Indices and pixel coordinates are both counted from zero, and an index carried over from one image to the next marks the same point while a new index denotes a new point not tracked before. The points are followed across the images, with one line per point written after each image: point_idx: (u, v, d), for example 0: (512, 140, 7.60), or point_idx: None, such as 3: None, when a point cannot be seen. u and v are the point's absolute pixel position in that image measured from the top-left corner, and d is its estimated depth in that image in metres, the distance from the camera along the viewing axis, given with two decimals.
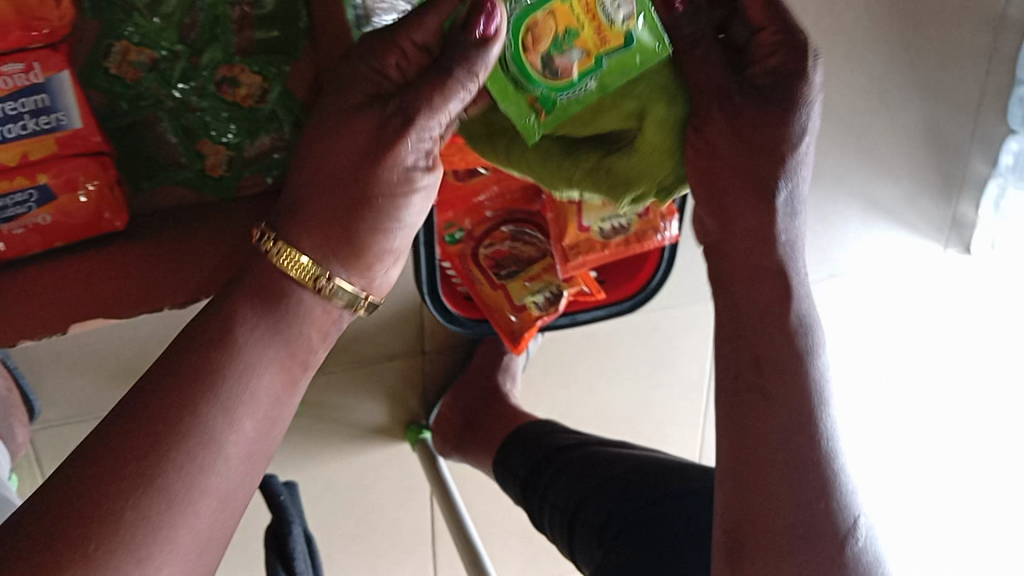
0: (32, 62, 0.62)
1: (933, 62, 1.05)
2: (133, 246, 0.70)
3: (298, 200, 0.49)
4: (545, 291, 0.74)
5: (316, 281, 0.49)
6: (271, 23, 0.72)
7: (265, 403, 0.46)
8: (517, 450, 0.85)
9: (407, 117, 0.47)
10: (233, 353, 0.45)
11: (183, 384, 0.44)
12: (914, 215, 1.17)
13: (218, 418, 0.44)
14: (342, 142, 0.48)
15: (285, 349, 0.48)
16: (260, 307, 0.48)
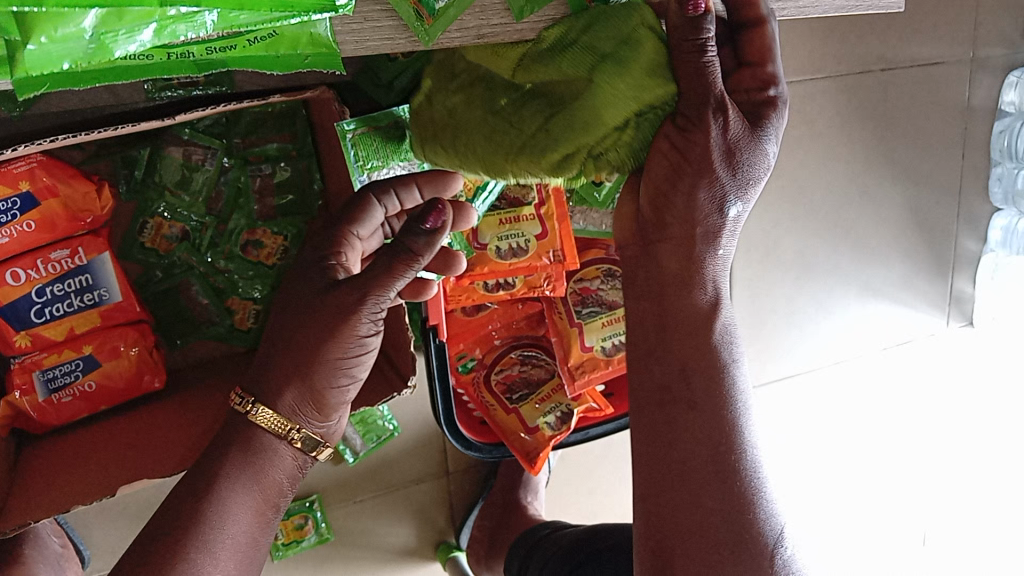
0: (76, 247, 0.70)
1: (910, 152, 1.12)
2: (160, 408, 0.75)
3: (268, 367, 0.60)
4: (556, 410, 0.79)
5: (284, 429, 0.59)
6: (287, 188, 0.79)
7: (242, 534, 0.56)
8: (516, 543, 0.92)
9: (361, 295, 0.57)
10: (216, 497, 0.55)
11: (183, 521, 0.54)
12: (915, 295, 1.21)
13: (204, 550, 0.53)
14: (311, 322, 0.58)
15: (259, 491, 0.58)
16: (240, 457, 0.57)
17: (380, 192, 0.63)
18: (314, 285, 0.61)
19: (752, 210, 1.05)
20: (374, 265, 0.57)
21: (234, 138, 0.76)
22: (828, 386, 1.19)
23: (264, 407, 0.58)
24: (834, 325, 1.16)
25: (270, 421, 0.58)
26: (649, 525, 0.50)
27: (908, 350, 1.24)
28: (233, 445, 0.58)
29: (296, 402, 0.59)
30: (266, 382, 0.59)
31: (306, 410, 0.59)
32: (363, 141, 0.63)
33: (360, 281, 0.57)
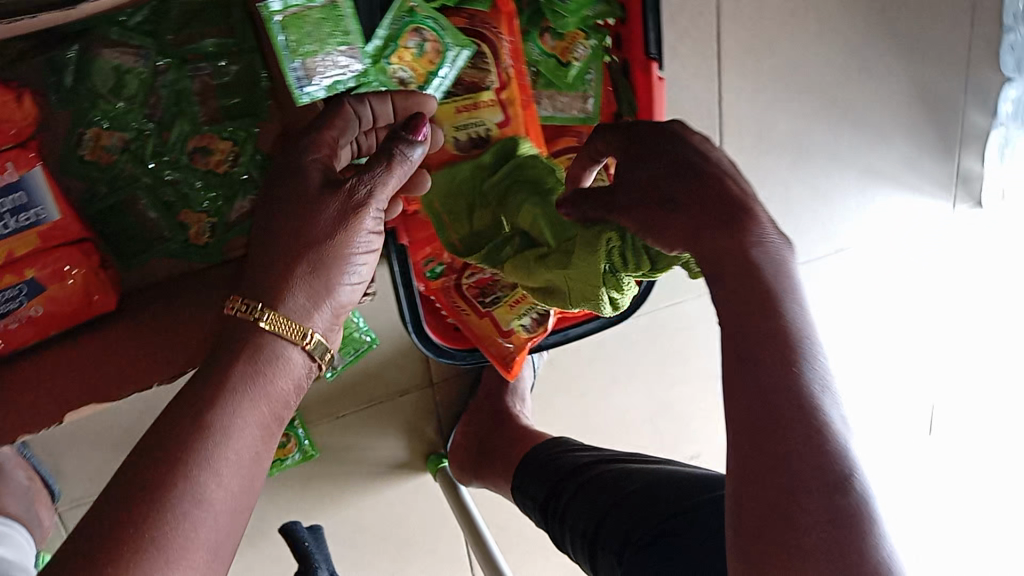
0: (5, 163, 0.64)
1: (915, 20, 1.03)
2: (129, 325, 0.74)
3: (262, 271, 0.53)
4: (530, 313, 0.74)
5: (297, 336, 0.53)
6: (233, 90, 0.74)
7: (248, 451, 0.49)
8: (532, 473, 0.83)
9: (364, 194, 0.55)
10: (217, 407, 0.48)
11: (184, 432, 0.47)
12: (919, 177, 1.14)
13: (210, 461, 0.46)
14: (308, 220, 0.53)
15: (267, 403, 0.51)
16: (247, 365, 0.51)
17: (356, 103, 0.59)
18: (301, 183, 0.54)
19: (743, 92, 0.97)
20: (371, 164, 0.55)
21: (167, 36, 0.70)
22: (826, 277, 1.15)
23: (275, 312, 0.52)
24: (833, 212, 1.11)
25: (285, 326, 0.52)
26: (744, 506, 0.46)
27: (912, 235, 1.18)
28: (239, 353, 0.51)
29: (307, 302, 0.53)
30: (267, 287, 0.53)
31: (318, 310, 0.54)
32: (297, 23, 0.56)
33: (360, 179, 0.54)
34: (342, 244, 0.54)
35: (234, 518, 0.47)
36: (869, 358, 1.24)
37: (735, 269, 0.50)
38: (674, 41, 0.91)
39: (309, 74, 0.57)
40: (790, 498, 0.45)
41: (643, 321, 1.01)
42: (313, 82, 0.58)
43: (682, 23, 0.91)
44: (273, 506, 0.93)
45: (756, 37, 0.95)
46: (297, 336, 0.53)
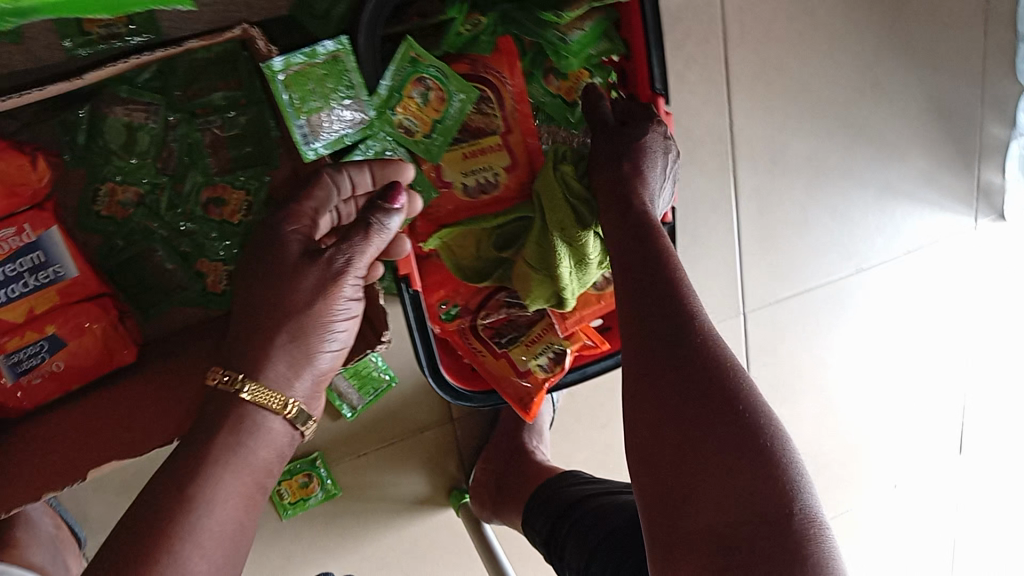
0: (22, 225, 0.66)
1: (927, 35, 1.02)
2: (137, 379, 0.74)
3: (243, 344, 0.56)
4: (548, 351, 0.75)
5: (279, 404, 0.55)
6: (243, 140, 0.74)
7: (229, 522, 0.51)
8: (537, 507, 0.83)
9: (342, 263, 0.56)
10: (201, 479, 0.51)
11: (166, 507, 0.49)
12: (938, 191, 1.13)
13: (190, 535, 0.49)
14: (286, 291, 0.55)
15: (248, 472, 0.53)
16: (229, 436, 0.53)
17: (335, 172, 0.59)
18: (279, 254, 0.56)
19: (754, 115, 0.97)
20: (348, 233, 0.57)
21: (175, 91, 0.70)
22: (848, 297, 1.13)
23: (255, 383, 0.54)
24: (852, 232, 1.09)
25: (265, 396, 0.54)
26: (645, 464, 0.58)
27: (934, 251, 1.16)
28: (220, 425, 0.53)
29: (287, 371, 0.55)
30: (246, 359, 0.55)
31: (298, 377, 0.56)
32: (300, 81, 0.57)
33: (337, 249, 0.56)
34: (319, 312, 0.55)
35: None
36: (895, 376, 1.22)
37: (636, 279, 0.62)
38: (681, 68, 0.91)
39: (314, 130, 0.59)
40: (698, 490, 0.54)
41: None
42: (319, 137, 0.59)
43: (688, 51, 0.91)
44: (296, 546, 0.93)
45: (764, 60, 0.95)
46: (279, 404, 0.55)
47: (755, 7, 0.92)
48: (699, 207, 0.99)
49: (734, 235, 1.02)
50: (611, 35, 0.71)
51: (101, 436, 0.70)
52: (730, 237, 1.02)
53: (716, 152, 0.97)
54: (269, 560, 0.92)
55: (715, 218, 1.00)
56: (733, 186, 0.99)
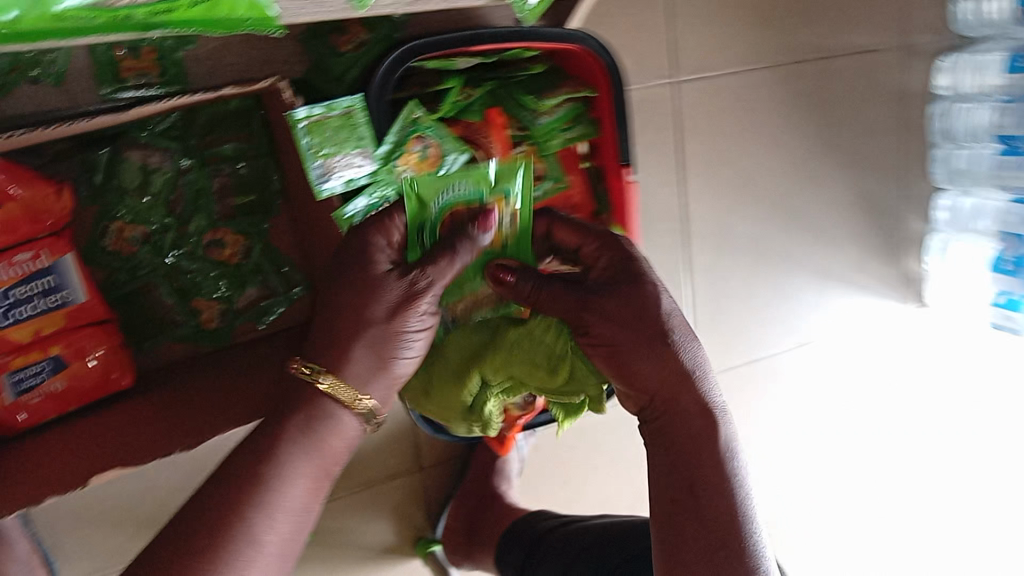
0: (40, 250, 0.71)
1: (854, 139, 1.17)
2: (148, 400, 0.77)
3: (320, 343, 0.59)
4: (524, 391, 0.80)
5: (350, 399, 0.59)
6: (247, 188, 0.82)
7: (297, 501, 0.58)
8: (512, 539, 0.93)
9: (422, 282, 0.60)
10: (275, 463, 0.57)
11: (240, 486, 0.56)
12: (867, 277, 1.25)
13: (258, 515, 0.56)
14: (366, 300, 0.58)
15: (319, 455, 0.58)
16: (303, 421, 0.58)
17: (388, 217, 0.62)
18: (367, 263, 0.59)
19: (704, 199, 1.08)
20: (434, 259, 0.60)
21: (192, 139, 0.79)
22: (791, 370, 1.23)
23: (332, 378, 0.58)
24: (794, 309, 1.20)
25: (336, 390, 0.59)
26: (667, 490, 0.63)
27: (867, 332, 1.27)
28: (299, 410, 0.58)
29: (363, 373, 0.59)
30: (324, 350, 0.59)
31: (375, 379, 0.60)
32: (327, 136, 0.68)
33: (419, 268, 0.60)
34: (401, 327, 0.59)
35: (280, 558, 0.57)
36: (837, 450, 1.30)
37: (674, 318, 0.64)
38: (641, 152, 1.02)
39: (328, 169, 0.68)
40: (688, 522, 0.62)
41: (620, 409, 1.08)
42: (331, 176, 0.68)
43: (647, 137, 1.01)
44: None
45: (713, 150, 1.07)
46: (349, 401, 0.59)
47: (705, 103, 1.04)
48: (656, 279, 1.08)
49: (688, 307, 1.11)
50: (583, 118, 0.81)
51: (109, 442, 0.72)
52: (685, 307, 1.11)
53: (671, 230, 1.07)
54: None
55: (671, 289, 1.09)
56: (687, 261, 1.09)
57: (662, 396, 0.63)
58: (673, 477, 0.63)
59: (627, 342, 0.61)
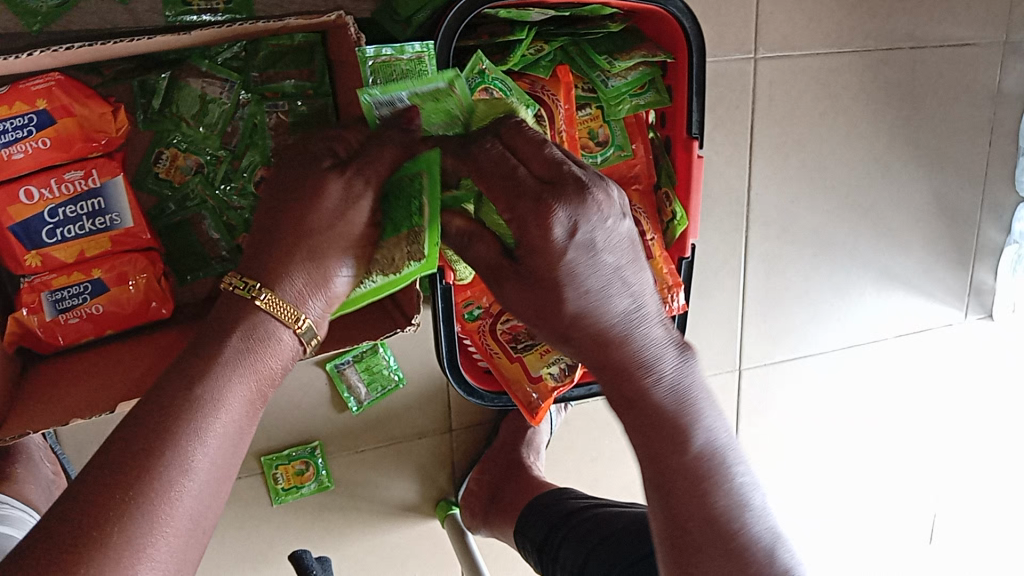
0: (90, 169, 0.70)
1: (936, 135, 1.10)
2: (174, 331, 0.76)
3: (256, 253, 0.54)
4: (559, 362, 0.78)
5: (294, 321, 0.54)
6: (304, 127, 0.78)
7: (232, 424, 0.51)
8: (530, 515, 0.91)
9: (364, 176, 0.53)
10: (210, 377, 0.50)
11: (165, 399, 0.49)
12: (931, 283, 1.19)
13: (189, 436, 0.48)
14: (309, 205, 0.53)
15: (259, 375, 0.53)
16: (240, 338, 0.52)
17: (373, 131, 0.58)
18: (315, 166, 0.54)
19: (770, 184, 1.03)
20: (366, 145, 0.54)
21: (252, 72, 0.76)
22: (838, 371, 1.18)
23: (271, 295, 0.53)
24: (850, 308, 1.15)
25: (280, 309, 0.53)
26: (669, 509, 0.63)
27: (924, 339, 1.22)
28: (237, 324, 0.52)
29: (306, 288, 0.54)
30: (257, 263, 0.54)
31: (312, 296, 0.55)
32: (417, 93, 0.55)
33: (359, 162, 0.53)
34: (343, 223, 0.54)
35: (213, 491, 0.49)
36: (875, 458, 1.26)
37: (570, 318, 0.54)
38: (709, 128, 0.97)
39: None
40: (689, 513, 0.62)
41: None
42: None
43: (718, 114, 0.97)
44: (281, 534, 0.94)
45: (786, 135, 1.02)
46: (291, 319, 0.54)
47: (785, 82, 0.99)
48: (710, 262, 1.04)
49: (740, 294, 1.07)
50: (656, 84, 0.79)
51: (129, 373, 0.70)
52: (738, 295, 1.07)
53: (732, 214, 1.02)
54: (253, 543, 0.94)
55: (724, 274, 1.05)
56: (743, 246, 1.05)
57: (603, 370, 0.59)
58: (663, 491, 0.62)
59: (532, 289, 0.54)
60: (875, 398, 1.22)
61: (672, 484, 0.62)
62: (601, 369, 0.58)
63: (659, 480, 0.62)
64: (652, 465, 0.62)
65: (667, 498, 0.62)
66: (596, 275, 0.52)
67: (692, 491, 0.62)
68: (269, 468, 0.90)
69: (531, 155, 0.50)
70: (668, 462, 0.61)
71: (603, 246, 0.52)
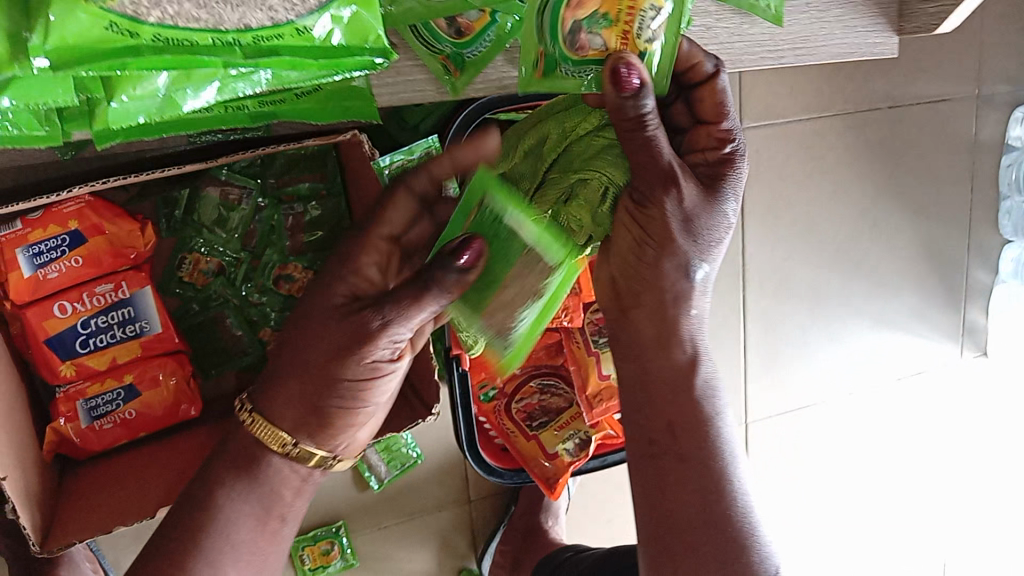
0: (120, 282, 0.74)
1: (919, 186, 1.15)
2: (190, 435, 0.79)
3: (271, 379, 0.59)
4: (574, 437, 0.81)
5: (281, 445, 0.59)
6: (318, 225, 0.82)
7: (248, 543, 0.61)
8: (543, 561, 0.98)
9: (378, 324, 0.54)
10: (214, 513, 0.59)
11: (182, 544, 0.58)
12: (926, 326, 1.22)
13: (206, 573, 0.58)
14: (320, 340, 0.56)
15: (264, 500, 0.61)
16: (236, 475, 0.60)
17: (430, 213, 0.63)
18: (336, 295, 0.56)
19: (764, 244, 1.07)
20: (398, 292, 0.53)
21: (269, 178, 0.80)
22: (842, 416, 1.21)
23: (262, 419, 0.59)
24: (848, 355, 1.18)
25: (273, 437, 0.59)
26: (662, 495, 0.61)
27: (922, 380, 1.25)
28: (240, 461, 0.60)
29: (301, 422, 0.58)
30: (265, 390, 0.59)
31: (307, 428, 0.59)
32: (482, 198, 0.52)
33: (383, 310, 0.53)
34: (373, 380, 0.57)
35: None
36: (884, 499, 1.28)
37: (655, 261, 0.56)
38: None
39: None
40: (684, 489, 0.61)
41: None
42: None
43: None
44: None
45: (776, 196, 1.06)
46: (280, 445, 0.59)
47: (771, 148, 1.03)
48: (711, 321, 1.07)
49: (741, 350, 1.11)
50: None
51: (142, 482, 0.73)
52: (740, 351, 1.11)
53: (729, 274, 1.06)
54: None
55: (725, 331, 1.09)
56: (741, 304, 1.09)
57: (644, 311, 0.59)
58: (656, 469, 0.62)
59: (639, 229, 0.55)
60: (878, 440, 1.25)
61: (675, 463, 0.61)
62: (653, 322, 0.60)
63: (661, 464, 0.61)
64: (665, 448, 0.61)
65: (660, 490, 0.62)
66: (723, 207, 0.56)
67: (690, 486, 0.61)
68: (297, 549, 0.93)
69: (635, 147, 0.50)
70: (681, 454, 0.61)
71: (733, 193, 0.57)
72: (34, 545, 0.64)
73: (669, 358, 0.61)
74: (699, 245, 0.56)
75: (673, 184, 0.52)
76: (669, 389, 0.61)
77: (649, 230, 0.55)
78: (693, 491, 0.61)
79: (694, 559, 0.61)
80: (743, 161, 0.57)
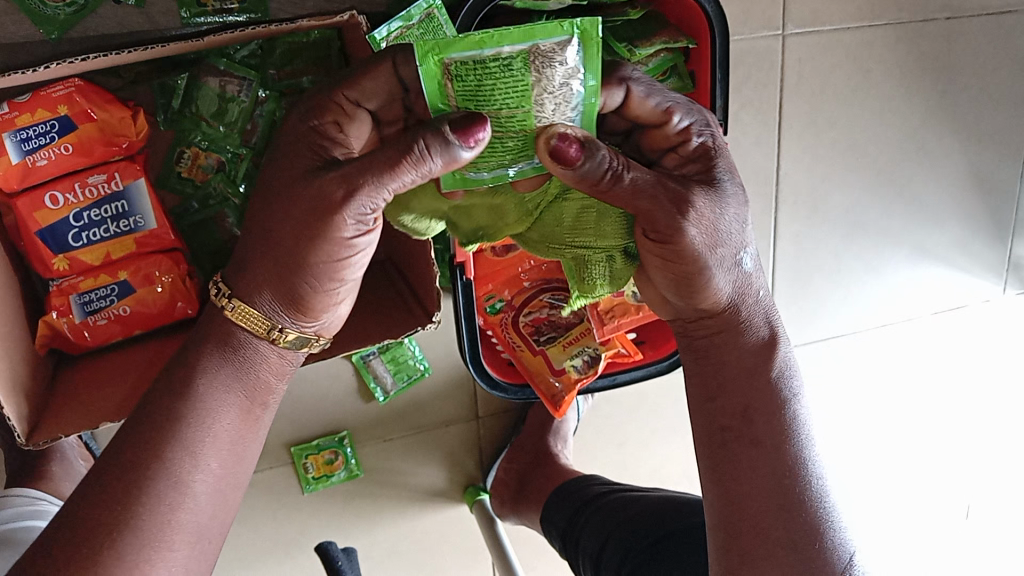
0: (113, 173, 0.71)
1: (974, 107, 1.06)
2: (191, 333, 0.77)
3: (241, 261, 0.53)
4: (583, 354, 0.78)
5: (262, 329, 0.54)
6: None
7: (229, 431, 0.54)
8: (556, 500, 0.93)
9: (350, 188, 0.47)
10: (193, 398, 0.53)
11: (156, 429, 0.52)
12: (967, 258, 1.16)
13: (184, 459, 0.52)
14: (282, 214, 0.49)
15: (249, 388, 0.55)
16: (215, 352, 0.54)
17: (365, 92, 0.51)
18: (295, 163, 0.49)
19: (800, 162, 1.01)
20: (372, 156, 0.46)
21: (269, 69, 0.75)
22: (868, 350, 1.16)
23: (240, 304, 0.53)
24: (882, 285, 1.13)
25: (249, 319, 0.54)
26: (727, 487, 0.61)
27: (960, 315, 1.19)
28: (211, 341, 0.55)
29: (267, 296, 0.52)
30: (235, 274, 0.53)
31: (280, 310, 0.53)
32: (464, 71, 0.45)
33: (352, 173, 0.47)
34: (347, 260, 0.50)
35: (215, 499, 0.54)
36: (908, 434, 1.24)
37: (687, 287, 0.58)
38: (737, 109, 0.95)
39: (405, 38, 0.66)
40: (753, 483, 0.61)
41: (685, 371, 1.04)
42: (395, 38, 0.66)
43: (746, 93, 0.94)
44: (314, 520, 0.95)
45: (816, 112, 0.99)
46: (265, 330, 0.54)
47: (815, 59, 0.96)
48: None
49: (770, 273, 1.05)
50: (679, 70, 0.77)
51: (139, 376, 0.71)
52: (767, 275, 1.05)
53: (762, 194, 1.01)
54: (286, 529, 0.94)
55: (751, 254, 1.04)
56: (772, 227, 1.03)
57: (709, 322, 0.61)
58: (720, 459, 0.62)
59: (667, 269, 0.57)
60: (906, 375, 1.20)
61: (748, 448, 0.61)
62: (715, 336, 0.61)
63: (729, 449, 0.61)
64: (738, 433, 0.61)
65: (724, 481, 0.61)
66: (727, 195, 0.54)
67: (760, 476, 0.61)
68: (300, 457, 0.92)
69: (628, 196, 0.50)
70: (757, 440, 0.61)
71: (729, 167, 0.55)
72: (21, 439, 0.64)
73: (730, 352, 0.62)
74: (733, 239, 0.55)
75: (682, 204, 0.52)
76: (744, 371, 0.61)
77: (668, 267, 0.56)
78: (762, 485, 0.60)
79: (764, 544, 0.60)
80: (711, 134, 0.54)
